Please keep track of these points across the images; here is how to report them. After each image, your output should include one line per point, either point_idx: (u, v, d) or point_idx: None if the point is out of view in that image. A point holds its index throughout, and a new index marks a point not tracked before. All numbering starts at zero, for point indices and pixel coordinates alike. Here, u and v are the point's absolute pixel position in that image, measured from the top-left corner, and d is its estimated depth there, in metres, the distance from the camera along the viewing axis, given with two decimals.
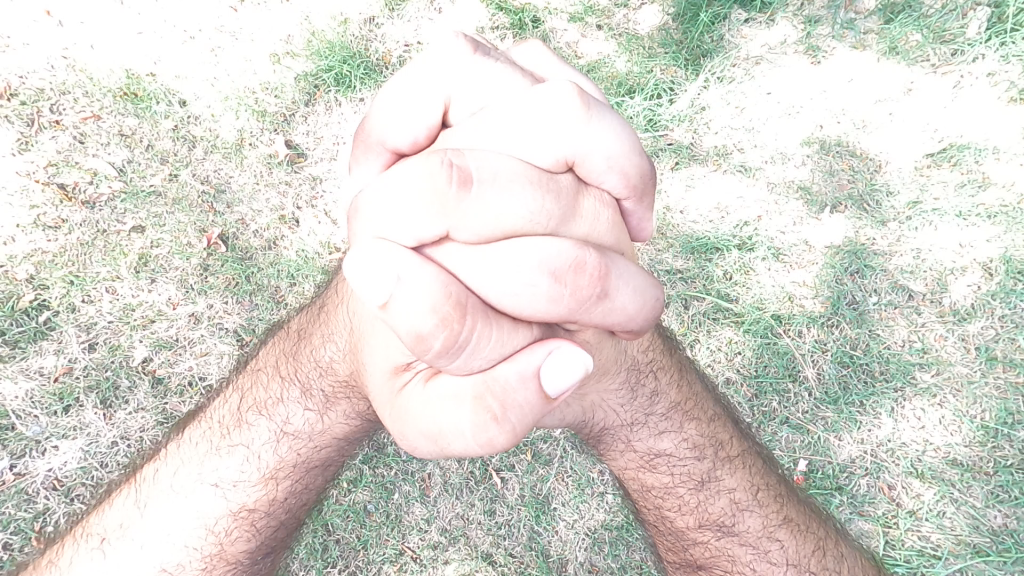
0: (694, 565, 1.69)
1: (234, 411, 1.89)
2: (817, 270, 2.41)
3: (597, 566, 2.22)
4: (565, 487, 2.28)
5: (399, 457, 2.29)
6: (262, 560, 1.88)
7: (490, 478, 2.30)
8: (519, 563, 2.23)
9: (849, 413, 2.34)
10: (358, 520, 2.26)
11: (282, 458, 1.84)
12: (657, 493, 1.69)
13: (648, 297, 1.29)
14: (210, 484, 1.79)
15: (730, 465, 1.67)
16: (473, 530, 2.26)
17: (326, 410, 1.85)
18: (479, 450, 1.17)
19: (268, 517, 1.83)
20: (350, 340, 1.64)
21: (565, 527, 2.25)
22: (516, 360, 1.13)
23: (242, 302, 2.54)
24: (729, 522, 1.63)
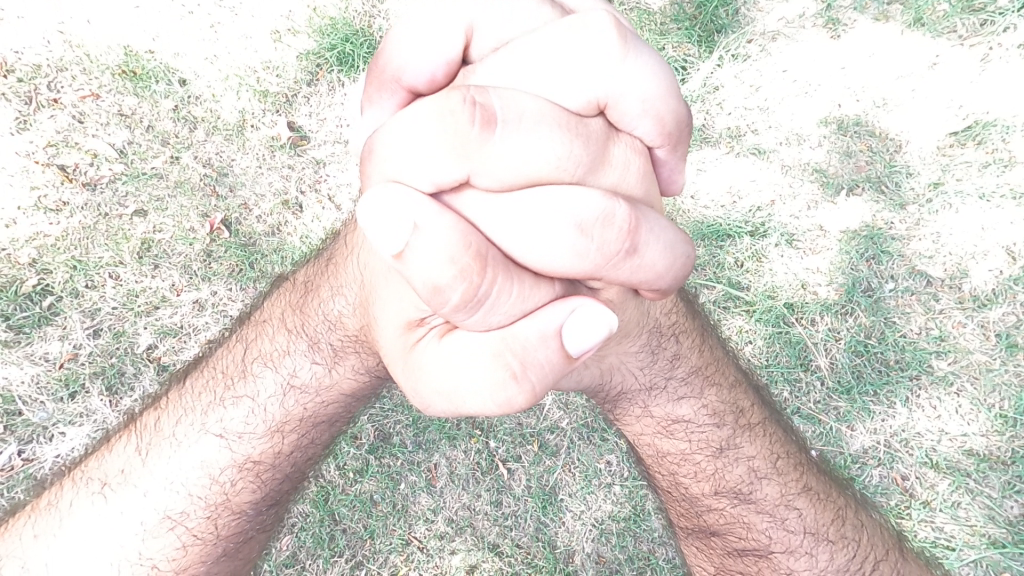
0: (708, 530, 1.65)
1: (240, 361, 1.84)
2: (832, 257, 2.36)
3: (604, 557, 2.20)
4: (572, 478, 2.25)
5: (405, 448, 2.27)
6: (265, 514, 1.87)
7: (496, 468, 2.27)
8: (526, 553, 2.21)
9: (862, 403, 2.29)
10: (364, 511, 2.24)
11: (290, 411, 1.79)
12: (671, 459, 1.64)
13: (679, 254, 1.25)
14: (215, 433, 1.76)
15: (749, 432, 1.62)
16: (479, 519, 2.24)
17: (335, 364, 1.78)
18: (496, 410, 1.17)
19: (274, 471, 1.81)
20: (359, 294, 1.59)
21: (572, 517, 2.23)
22: (537, 317, 1.12)
23: (246, 290, 2.51)
24: (746, 490, 1.58)
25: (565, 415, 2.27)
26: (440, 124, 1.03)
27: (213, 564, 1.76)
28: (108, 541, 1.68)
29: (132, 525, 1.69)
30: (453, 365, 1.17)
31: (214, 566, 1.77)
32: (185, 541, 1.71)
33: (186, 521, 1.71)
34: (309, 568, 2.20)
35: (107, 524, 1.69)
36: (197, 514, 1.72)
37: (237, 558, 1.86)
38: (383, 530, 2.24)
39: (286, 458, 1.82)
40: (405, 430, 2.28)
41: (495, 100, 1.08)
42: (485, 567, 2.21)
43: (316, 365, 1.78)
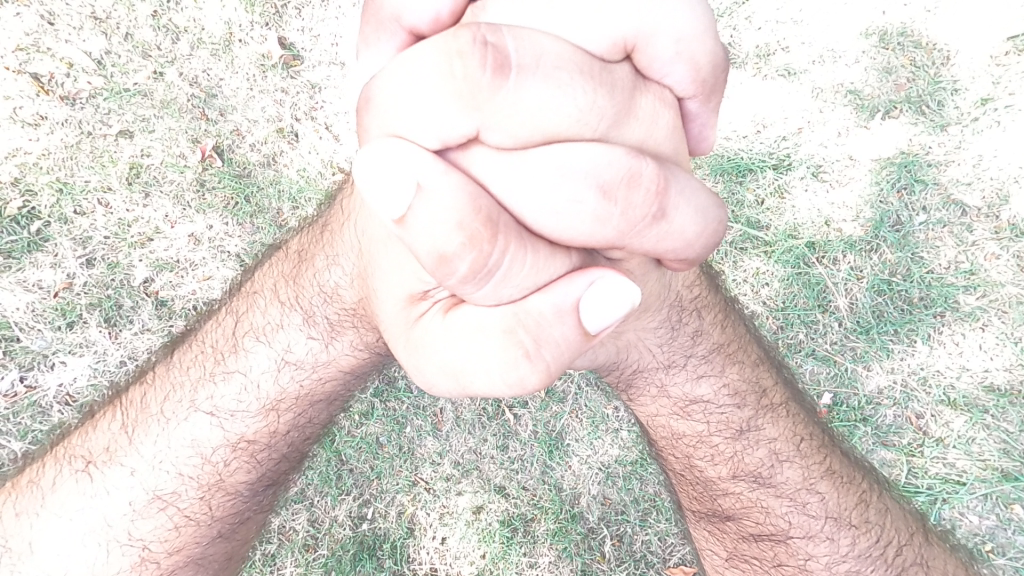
0: (722, 514, 1.63)
1: (230, 333, 1.90)
2: (861, 189, 2.12)
3: (610, 499, 2.19)
4: (579, 423, 2.24)
5: (410, 393, 2.27)
6: (261, 492, 1.95)
7: (503, 414, 2.27)
8: (531, 496, 2.22)
9: (881, 343, 2.06)
10: (370, 454, 2.26)
11: (286, 389, 1.85)
12: (687, 439, 1.60)
13: (711, 219, 1.09)
14: (205, 411, 1.84)
15: (771, 412, 1.58)
16: (486, 463, 2.25)
17: (331, 340, 1.83)
18: (505, 393, 1.04)
19: (268, 450, 1.88)
20: (360, 264, 1.60)
21: (578, 462, 2.23)
22: (553, 291, 0.99)
23: (242, 224, 2.33)
24: (766, 474, 1.55)
25: None
26: (445, 67, 0.88)
27: (209, 543, 1.86)
28: (97, 519, 1.78)
29: (122, 504, 1.79)
30: (459, 341, 1.04)
31: (210, 545, 1.87)
32: (177, 522, 1.80)
33: (177, 501, 1.81)
34: (316, 503, 2.23)
35: (96, 502, 1.79)
36: (190, 496, 1.82)
37: (233, 539, 1.94)
38: (390, 471, 2.26)
39: (282, 437, 1.90)
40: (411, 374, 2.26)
41: (509, 38, 0.91)
42: (491, 507, 2.23)
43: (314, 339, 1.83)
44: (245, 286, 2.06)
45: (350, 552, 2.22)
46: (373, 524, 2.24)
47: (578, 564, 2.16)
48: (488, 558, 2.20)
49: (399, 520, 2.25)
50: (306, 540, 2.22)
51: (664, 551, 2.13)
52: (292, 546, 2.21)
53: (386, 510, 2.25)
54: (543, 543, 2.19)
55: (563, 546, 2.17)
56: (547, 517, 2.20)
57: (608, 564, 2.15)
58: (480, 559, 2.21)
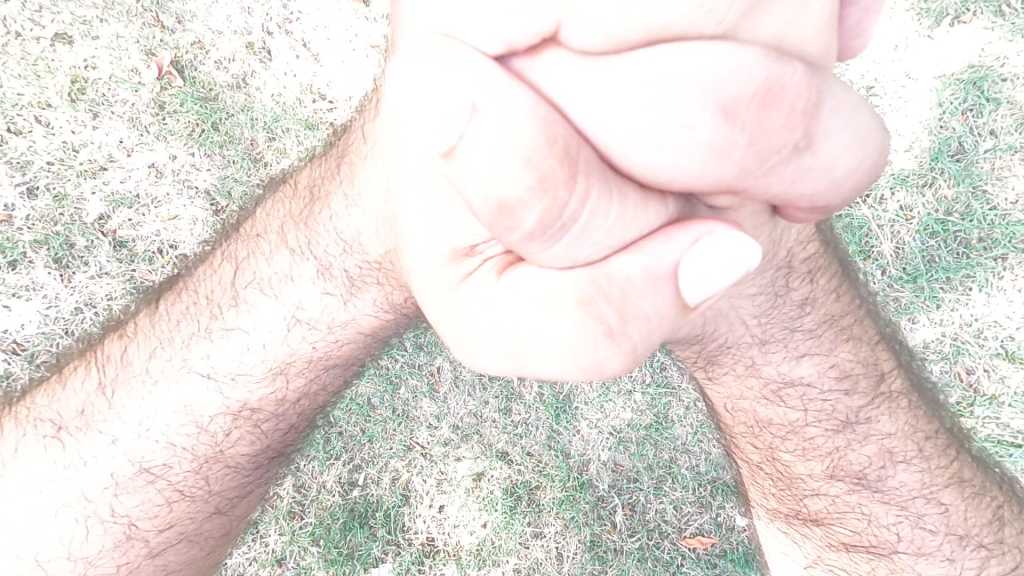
0: (813, 518, 1.82)
1: (229, 284, 1.73)
2: (920, 112, 1.89)
3: (621, 466, 2.05)
4: (589, 384, 2.08)
5: (405, 350, 2.10)
6: (270, 463, 1.89)
7: (506, 374, 2.09)
8: (537, 462, 2.07)
9: (930, 291, 1.88)
10: (361, 416, 2.08)
11: (297, 352, 1.71)
12: (774, 427, 1.77)
13: (870, 150, 0.96)
14: (203, 374, 1.71)
15: (888, 405, 1.71)
16: (487, 427, 2.09)
17: (351, 299, 1.67)
18: (579, 375, 0.99)
19: (277, 420, 1.80)
20: (387, 208, 1.46)
21: (587, 426, 2.07)
22: (642, 252, 0.91)
23: (213, 156, 2.01)
24: (874, 477, 1.73)
25: None
26: None
27: (202, 521, 1.81)
28: (76, 491, 1.71)
29: (101, 477, 1.71)
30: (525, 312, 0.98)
31: (204, 522, 1.82)
32: (167, 499, 1.73)
33: (166, 475, 1.73)
34: (303, 469, 2.05)
35: (71, 472, 1.71)
36: (182, 468, 1.73)
37: (224, 513, 1.85)
38: (384, 434, 2.09)
39: (298, 406, 1.81)
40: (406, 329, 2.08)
41: None
42: (494, 474, 2.08)
43: (338, 296, 1.66)
44: (243, 224, 1.85)
45: (339, 521, 2.06)
46: (364, 491, 2.08)
47: (588, 533, 2.04)
48: (490, 528, 2.07)
49: (394, 486, 2.09)
50: (292, 509, 2.05)
51: (680, 521, 2.03)
52: (275, 514, 2.04)
53: (379, 476, 2.09)
54: (550, 511, 2.05)
55: (571, 515, 2.04)
56: (553, 485, 2.06)
57: (620, 535, 2.02)
58: (482, 528, 2.07)
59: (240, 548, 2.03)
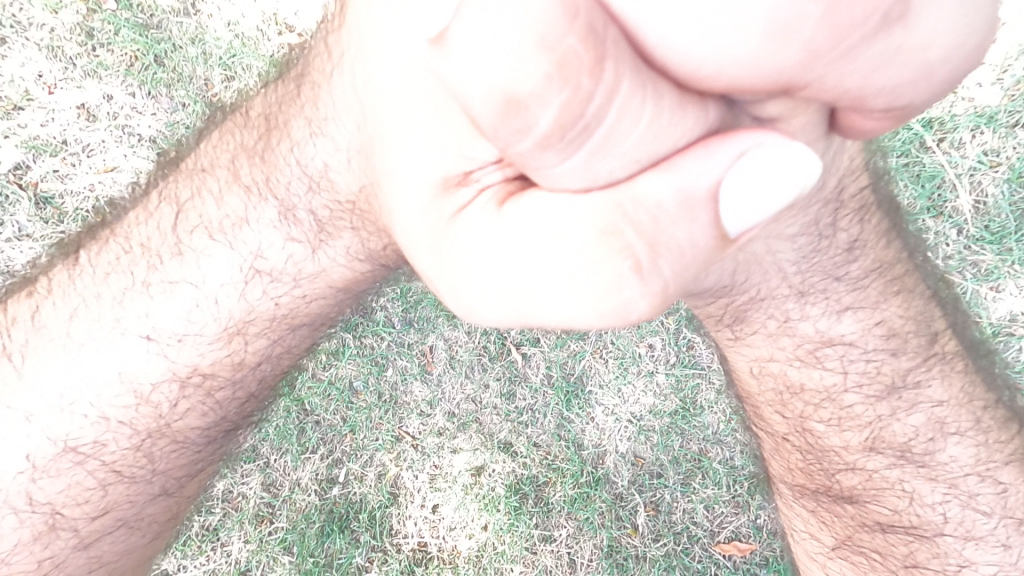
0: (844, 497, 1.53)
1: (169, 231, 1.45)
2: (1012, 38, 1.56)
3: (643, 459, 1.79)
4: (603, 366, 1.84)
5: (392, 328, 1.87)
6: (226, 438, 1.66)
7: (508, 354, 1.87)
8: (545, 454, 1.82)
9: (1018, 254, 1.59)
10: (342, 403, 1.85)
11: (258, 309, 1.46)
12: (807, 393, 1.51)
13: (971, 32, 0.73)
14: (142, 335, 1.44)
15: (941, 368, 1.45)
16: (487, 415, 1.85)
17: (320, 248, 1.41)
18: (597, 325, 0.78)
19: (233, 389, 1.55)
20: (362, 140, 1.24)
21: (603, 413, 1.83)
22: (675, 169, 0.73)
23: (154, 98, 1.72)
24: (920, 451, 1.46)
25: None
26: None
27: (144, 505, 1.55)
28: None
29: (17, 459, 1.43)
30: (527, 246, 0.78)
31: (148, 506, 1.57)
32: (100, 481, 1.46)
33: (99, 455, 1.45)
34: (273, 465, 1.83)
35: None
36: (121, 444, 1.46)
37: (173, 495, 1.62)
38: (368, 425, 1.85)
39: (253, 375, 1.56)
40: (392, 304, 1.86)
41: None
42: (495, 469, 1.82)
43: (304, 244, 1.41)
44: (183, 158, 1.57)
45: (316, 525, 1.82)
46: (345, 490, 1.83)
47: (605, 538, 1.78)
48: (491, 531, 1.81)
49: (380, 485, 1.84)
50: (260, 511, 1.82)
51: (712, 523, 1.77)
52: (240, 518, 1.82)
53: (363, 473, 1.84)
54: (559, 512, 1.79)
55: (585, 517, 1.79)
56: (564, 481, 1.80)
57: (642, 540, 1.77)
58: (481, 531, 1.81)
59: (195, 559, 1.83)
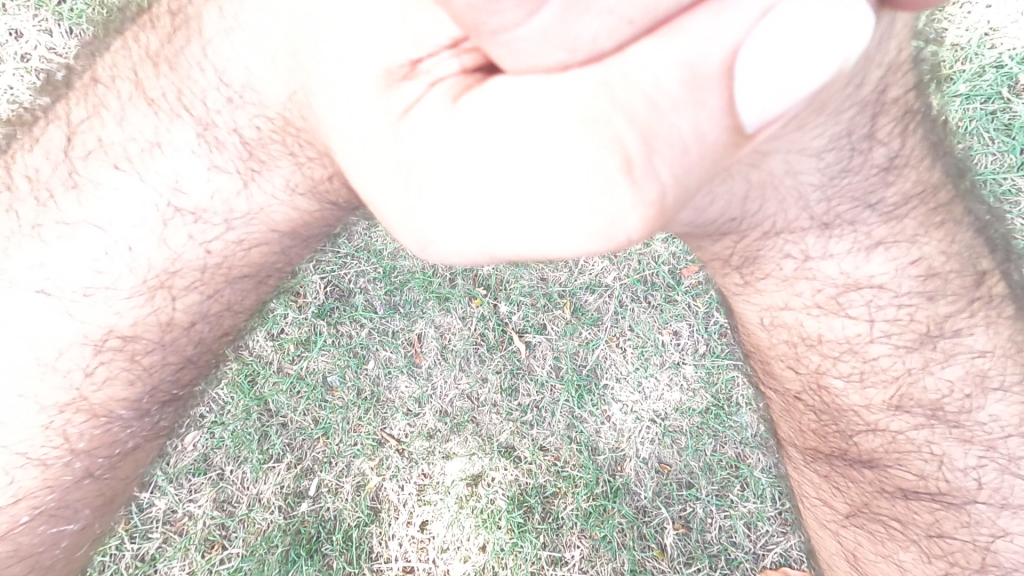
0: (861, 461, 1.42)
1: (65, 173, 1.40)
2: None
3: (668, 465, 1.63)
4: (621, 356, 1.70)
5: (373, 314, 1.74)
6: (160, 413, 1.60)
7: (509, 343, 1.73)
8: (553, 459, 1.64)
9: None
10: (314, 402, 1.71)
11: (181, 258, 1.41)
12: (825, 344, 1.41)
13: None
14: (36, 290, 1.41)
15: (988, 313, 1.33)
16: (484, 414, 1.69)
17: (254, 180, 1.36)
18: (582, 250, 0.69)
19: (160, 354, 1.50)
20: (288, 38, 1.11)
21: (620, 410, 1.66)
22: (681, 38, 0.63)
23: (74, 36, 1.64)
24: (956, 410, 1.34)
25: (611, 268, 1.73)
26: None
27: (69, 488, 1.51)
28: None
29: None
30: (503, 141, 0.71)
31: (73, 490, 1.52)
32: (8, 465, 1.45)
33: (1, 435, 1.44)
34: (227, 477, 1.67)
35: None
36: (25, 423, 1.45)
37: (114, 472, 1.58)
38: (344, 427, 1.70)
39: (183, 340, 1.52)
40: (373, 287, 1.75)
41: None
42: (495, 478, 1.64)
43: (230, 175, 1.36)
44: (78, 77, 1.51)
45: (279, 550, 1.64)
46: (315, 505, 1.67)
47: (627, 562, 1.60)
48: (490, 552, 1.61)
49: (358, 498, 1.67)
50: (210, 535, 1.66)
51: (756, 544, 1.62)
52: (183, 544, 1.65)
53: (338, 484, 1.68)
54: (571, 529, 1.61)
55: (602, 536, 1.60)
56: (577, 492, 1.62)
57: (671, 563, 1.59)
58: (479, 552, 1.61)
59: None
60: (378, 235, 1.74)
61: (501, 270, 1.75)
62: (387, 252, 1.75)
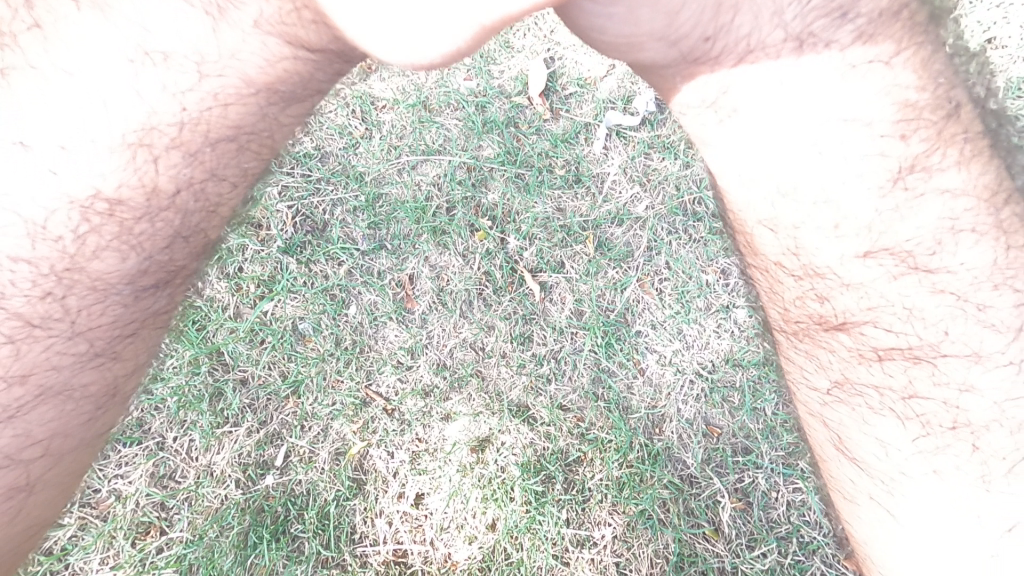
0: (833, 325, 1.24)
1: (20, 8, 1.12)
2: None
3: (716, 428, 1.38)
4: (657, 299, 1.41)
5: (355, 247, 1.44)
6: (155, 295, 1.31)
7: (521, 284, 1.43)
8: (577, 421, 1.38)
9: None
10: (282, 353, 1.41)
11: (158, 114, 1.18)
12: (802, 186, 1.25)
13: None
14: (12, 142, 1.12)
15: (960, 148, 1.19)
16: (491, 368, 1.40)
17: (223, 19, 1.16)
18: None
19: (153, 224, 1.22)
20: None
21: (656, 363, 1.40)
22: None
23: None
24: (930, 253, 1.17)
25: (643, 195, 1.44)
26: None
27: (75, 371, 1.22)
28: None
29: None
30: None
31: (78, 374, 1.22)
32: (10, 336, 1.15)
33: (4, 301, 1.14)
34: (169, 447, 1.38)
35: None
36: (22, 289, 1.15)
37: (119, 359, 1.30)
38: (320, 384, 1.41)
39: (174, 211, 1.24)
40: (353, 217, 1.45)
41: None
42: (506, 442, 1.37)
43: (197, 11, 1.15)
44: None
45: (234, 532, 1.35)
46: (282, 477, 1.39)
47: (672, 542, 1.34)
48: (501, 532, 1.35)
49: (337, 468, 1.39)
50: (145, 518, 1.36)
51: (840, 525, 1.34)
52: (105, 530, 1.34)
53: (312, 452, 1.40)
54: (600, 503, 1.35)
55: (640, 511, 1.35)
56: (607, 459, 1.36)
57: (728, 545, 1.34)
58: (487, 532, 1.35)
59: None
60: (359, 155, 1.45)
61: (510, 198, 1.44)
62: (369, 177, 1.45)
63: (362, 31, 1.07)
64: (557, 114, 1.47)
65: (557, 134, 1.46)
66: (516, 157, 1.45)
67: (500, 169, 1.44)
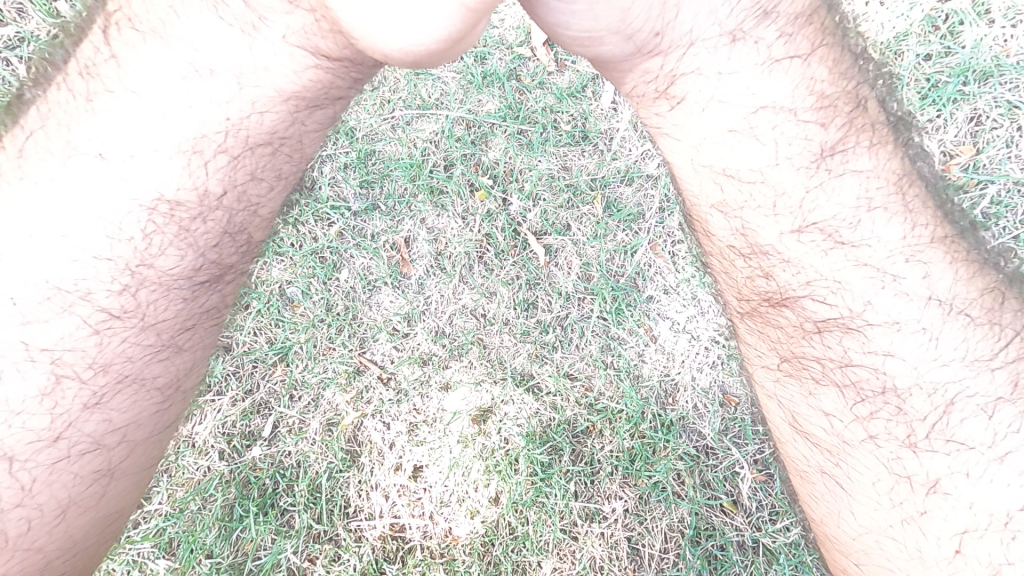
0: (774, 303, 1.22)
1: (100, 43, 1.13)
2: None
3: (733, 398, 1.30)
4: (670, 263, 1.33)
5: (347, 207, 1.34)
6: (210, 292, 1.24)
7: (525, 247, 1.34)
8: (585, 391, 1.30)
9: None
10: (268, 318, 1.31)
11: (206, 125, 1.14)
12: (741, 178, 1.21)
13: None
14: (92, 156, 1.10)
15: (870, 134, 1.18)
16: (493, 336, 1.32)
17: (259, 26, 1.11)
18: None
19: (207, 223, 1.19)
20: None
21: (669, 330, 1.32)
22: None
23: None
24: (851, 231, 1.15)
25: (655, 152, 1.34)
26: None
27: (148, 361, 1.18)
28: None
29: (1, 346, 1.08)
30: None
31: (150, 364, 1.19)
32: (96, 328, 1.12)
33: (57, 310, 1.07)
34: None
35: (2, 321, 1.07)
36: (104, 283, 1.12)
37: (183, 353, 1.25)
38: (310, 351, 1.32)
39: (224, 211, 1.20)
40: (344, 174, 1.34)
41: None
42: (508, 413, 1.30)
43: (235, 30, 1.11)
44: None
45: (217, 504, 1.28)
46: (270, 449, 1.30)
47: (687, 516, 1.28)
48: (505, 505, 1.28)
49: (329, 440, 1.31)
50: None
51: None
52: None
53: (302, 423, 1.31)
54: (610, 476, 1.29)
55: (653, 483, 1.28)
56: (617, 430, 1.29)
57: (747, 516, 1.28)
58: (489, 506, 1.28)
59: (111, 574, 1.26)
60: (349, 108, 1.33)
61: (512, 155, 1.34)
62: (361, 131, 1.34)
63: (369, 21, 0.91)
64: (562, 66, 1.35)
65: (562, 87, 1.35)
66: (518, 113, 1.35)
67: (502, 125, 1.34)
